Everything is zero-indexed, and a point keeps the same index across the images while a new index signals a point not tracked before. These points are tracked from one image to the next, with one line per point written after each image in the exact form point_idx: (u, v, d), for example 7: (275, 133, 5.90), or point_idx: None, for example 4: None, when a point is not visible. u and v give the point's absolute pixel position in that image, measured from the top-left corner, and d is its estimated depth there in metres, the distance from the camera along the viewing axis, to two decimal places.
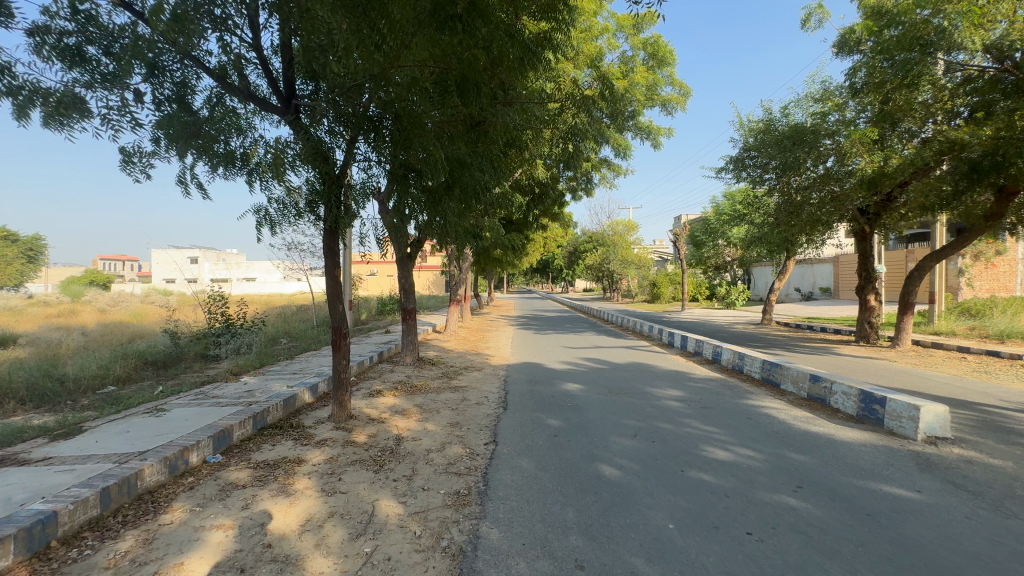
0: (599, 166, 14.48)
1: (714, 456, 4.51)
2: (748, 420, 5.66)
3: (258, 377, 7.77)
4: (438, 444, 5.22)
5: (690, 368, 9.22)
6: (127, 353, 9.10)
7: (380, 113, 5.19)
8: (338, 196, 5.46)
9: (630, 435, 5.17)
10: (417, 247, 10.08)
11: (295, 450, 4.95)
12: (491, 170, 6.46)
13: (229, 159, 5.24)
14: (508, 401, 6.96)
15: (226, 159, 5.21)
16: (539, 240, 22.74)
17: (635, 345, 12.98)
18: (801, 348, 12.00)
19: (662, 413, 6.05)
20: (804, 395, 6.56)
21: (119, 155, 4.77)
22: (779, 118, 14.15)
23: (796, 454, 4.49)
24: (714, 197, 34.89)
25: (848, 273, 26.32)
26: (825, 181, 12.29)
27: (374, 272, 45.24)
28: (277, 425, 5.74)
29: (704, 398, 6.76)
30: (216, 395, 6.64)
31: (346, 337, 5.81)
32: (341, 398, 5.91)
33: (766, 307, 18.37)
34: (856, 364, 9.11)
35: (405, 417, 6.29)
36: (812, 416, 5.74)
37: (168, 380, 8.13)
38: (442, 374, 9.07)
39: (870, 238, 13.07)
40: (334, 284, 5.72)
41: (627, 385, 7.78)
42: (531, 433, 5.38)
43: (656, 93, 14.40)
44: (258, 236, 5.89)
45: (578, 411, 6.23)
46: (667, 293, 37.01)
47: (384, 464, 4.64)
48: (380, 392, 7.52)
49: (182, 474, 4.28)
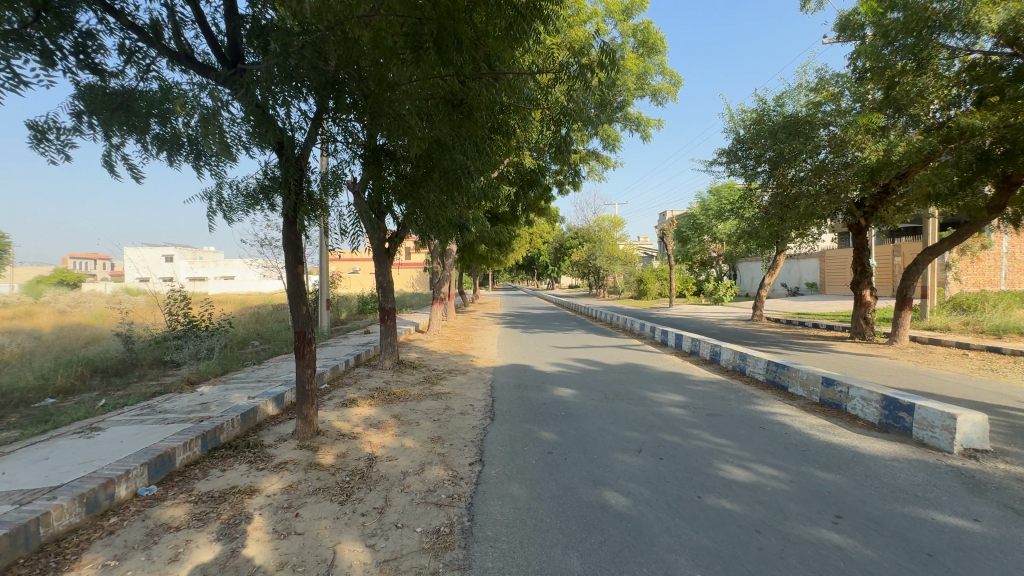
0: (587, 158, 13.98)
1: (732, 477, 3.94)
2: (761, 430, 5.12)
3: (218, 386, 7.00)
4: (416, 465, 4.55)
5: (688, 369, 8.71)
6: (73, 360, 8.21)
7: (346, 78, 4.41)
8: (298, 181, 4.76)
9: (634, 452, 4.58)
10: (396, 243, 9.35)
11: (247, 478, 4.23)
12: (475, 154, 5.91)
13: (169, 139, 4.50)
14: (495, 410, 6.33)
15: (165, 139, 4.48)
16: (525, 236, 22.17)
17: (627, 343, 12.47)
18: (799, 346, 11.59)
19: (665, 423, 5.48)
20: (815, 399, 6.08)
21: (29, 131, 4.01)
22: (773, 108, 13.77)
23: (825, 474, 3.95)
24: (700, 194, 34.85)
25: (835, 269, 26.34)
26: (819, 174, 11.96)
27: (356, 270, 44.13)
28: (232, 444, 5.01)
29: (708, 404, 6.23)
30: (164, 409, 5.85)
31: (311, 342, 5.12)
32: (305, 412, 5.19)
33: (756, 303, 18.06)
34: (860, 363, 8.70)
35: (380, 431, 5.60)
36: (830, 424, 5.23)
37: (116, 390, 7.30)
38: (424, 379, 8.39)
39: (867, 230, 12.84)
40: (296, 282, 5.01)
41: (624, 389, 7.22)
42: (523, 450, 4.74)
43: (646, 82, 13.89)
44: (209, 226, 5.17)
45: (573, 421, 5.64)
46: (654, 289, 36.75)
47: (352, 492, 3.97)
48: (353, 401, 6.82)
49: (104, 513, 3.55)
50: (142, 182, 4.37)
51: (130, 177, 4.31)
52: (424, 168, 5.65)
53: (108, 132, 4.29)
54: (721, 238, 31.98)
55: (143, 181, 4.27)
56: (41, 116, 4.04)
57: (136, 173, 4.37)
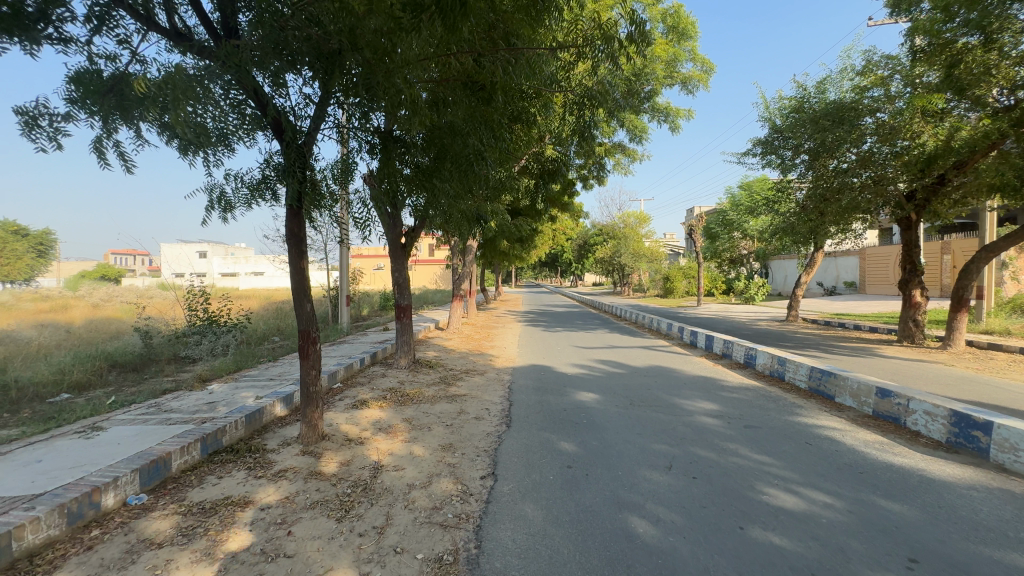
0: (613, 151, 13.46)
1: (779, 504, 3.44)
2: (809, 446, 4.57)
3: (229, 384, 6.83)
4: (423, 477, 4.19)
5: (721, 373, 8.11)
6: (92, 354, 8.20)
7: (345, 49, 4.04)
8: (301, 168, 4.45)
9: (663, 469, 4.11)
10: (413, 238, 9.05)
11: (243, 487, 3.96)
12: (492, 138, 5.58)
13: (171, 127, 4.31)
14: (512, 415, 5.93)
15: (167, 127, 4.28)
16: (548, 232, 21.70)
17: (653, 344, 11.90)
18: (842, 350, 10.78)
19: (698, 435, 4.97)
20: (868, 412, 5.46)
21: (18, 116, 3.81)
22: (813, 94, 12.93)
23: (890, 503, 3.40)
24: (730, 189, 33.72)
25: (876, 267, 24.96)
26: (863, 165, 11.19)
27: (380, 267, 44.45)
28: (233, 448, 4.77)
29: (745, 414, 5.68)
30: (170, 407, 5.66)
31: (315, 342, 4.83)
32: (310, 415, 4.91)
33: (791, 303, 17.11)
34: (914, 369, 7.94)
35: (389, 436, 5.27)
36: (888, 441, 4.64)
37: (130, 387, 7.22)
38: (440, 380, 8.07)
39: (917, 226, 11.87)
40: (300, 276, 4.71)
41: (651, 395, 6.71)
42: (540, 463, 4.33)
43: (676, 70, 13.21)
44: (211, 221, 4.94)
45: (595, 430, 5.19)
46: (681, 287, 35.73)
47: (352, 508, 3.64)
48: (364, 402, 6.53)
49: (86, 525, 3.31)
50: (135, 173, 4.13)
51: (121, 167, 4.06)
52: (435, 156, 5.42)
53: (102, 119, 4.10)
54: (752, 233, 30.78)
55: (136, 170, 4.02)
56: (30, 101, 3.84)
57: (127, 161, 4.12)
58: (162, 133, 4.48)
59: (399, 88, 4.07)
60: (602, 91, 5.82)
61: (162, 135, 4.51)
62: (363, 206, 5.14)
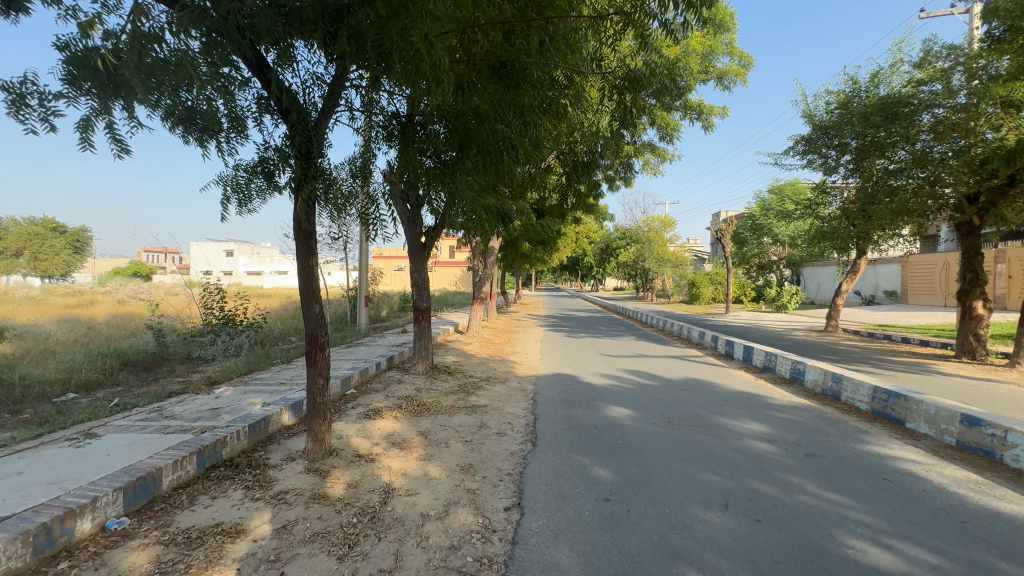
0: (643, 151, 12.88)
1: (870, 563, 2.81)
2: (889, 484, 3.89)
3: (237, 389, 6.47)
4: (439, 505, 3.68)
5: (765, 389, 7.41)
6: (104, 352, 7.96)
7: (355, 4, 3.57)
8: (310, 149, 3.99)
9: (717, 507, 3.50)
10: (433, 238, 8.59)
11: (237, 511, 3.50)
12: (521, 125, 5.09)
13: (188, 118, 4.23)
14: (537, 432, 5.39)
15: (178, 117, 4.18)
16: (571, 235, 21.16)
17: (685, 354, 11.20)
18: (894, 365, 9.91)
19: (753, 464, 4.34)
20: (950, 442, 4.72)
21: (6, 95, 3.46)
22: (861, 90, 12.12)
23: (1014, 568, 2.74)
24: (760, 193, 32.72)
25: (917, 275, 23.67)
26: (920, 164, 10.41)
27: (400, 268, 44.51)
28: (233, 462, 4.34)
29: (802, 439, 5.01)
30: (172, 413, 5.28)
31: (323, 347, 4.37)
32: (316, 429, 4.44)
33: (830, 312, 16.10)
34: (987, 390, 7.11)
35: (403, 453, 4.79)
36: (985, 480, 3.93)
37: (138, 387, 6.95)
38: (459, 388, 7.58)
39: (981, 232, 10.90)
40: (309, 275, 4.28)
41: (691, 412, 6.08)
42: (573, 495, 3.77)
43: (712, 64, 12.49)
44: (221, 216, 4.55)
45: (633, 454, 4.61)
46: (707, 294, 34.56)
47: (356, 542, 3.14)
48: (378, 412, 6.06)
49: (55, 555, 2.90)
50: (128, 158, 3.58)
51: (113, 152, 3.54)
52: (459, 146, 4.99)
53: (97, 100, 3.63)
54: (782, 239, 29.70)
55: (126, 155, 3.48)
56: (18, 78, 3.49)
57: (120, 145, 3.59)
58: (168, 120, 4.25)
59: (415, 46, 3.53)
60: (649, 72, 5.29)
61: (167, 122, 4.26)
62: (376, 205, 4.69)
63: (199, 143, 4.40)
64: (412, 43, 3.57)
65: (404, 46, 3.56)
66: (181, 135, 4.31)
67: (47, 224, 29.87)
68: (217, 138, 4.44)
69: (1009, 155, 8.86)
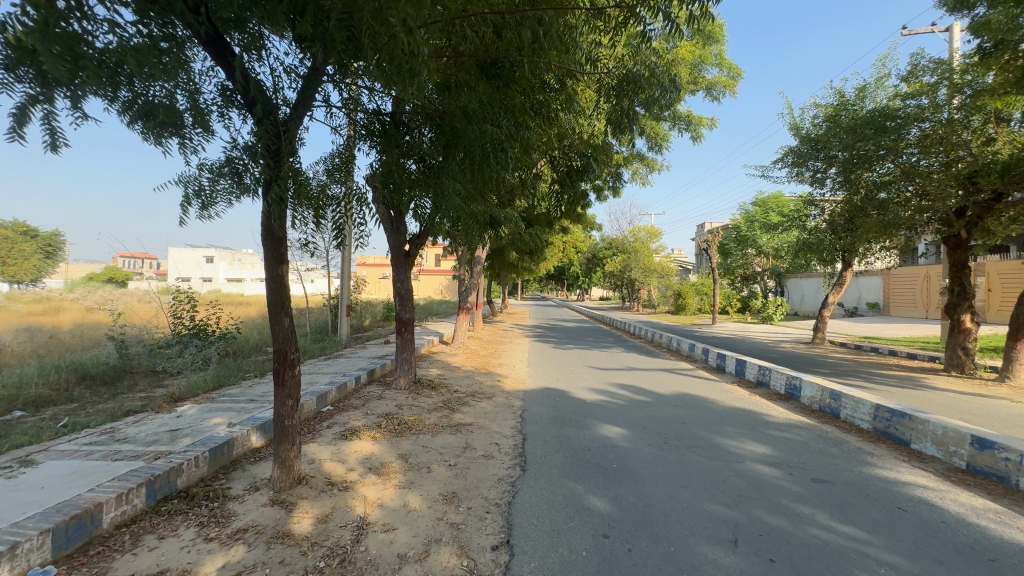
0: (631, 161, 12.75)
1: None
2: (906, 515, 3.61)
3: (203, 407, 5.99)
4: (419, 544, 3.30)
5: (761, 405, 7.16)
6: (60, 365, 7.37)
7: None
8: (282, 147, 3.63)
9: (726, 545, 3.19)
10: (418, 246, 8.24)
11: (187, 555, 3.07)
12: (512, 126, 4.84)
13: (148, 112, 3.90)
14: (526, 455, 5.03)
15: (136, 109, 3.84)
16: (558, 245, 20.95)
17: (675, 367, 10.96)
18: (886, 379, 9.78)
19: (758, 491, 4.04)
20: (960, 466, 4.50)
21: None
22: (848, 103, 12.19)
23: None
24: (744, 205, 33.11)
25: (899, 288, 23.99)
26: (907, 177, 10.40)
27: (385, 276, 43.83)
28: (189, 493, 3.89)
29: (806, 462, 4.75)
30: (124, 436, 4.79)
31: (293, 365, 3.97)
32: (283, 455, 4.01)
33: (817, 324, 16.05)
34: (984, 407, 6.98)
35: (380, 479, 4.39)
36: (1004, 509, 3.69)
37: (94, 404, 6.39)
38: (443, 404, 7.19)
39: (968, 246, 10.87)
40: (278, 286, 3.88)
41: (687, 431, 5.78)
42: (568, 531, 3.42)
43: (701, 75, 12.45)
44: (182, 220, 4.16)
45: (629, 480, 4.28)
46: (693, 304, 34.61)
47: None
48: (355, 433, 5.63)
49: None
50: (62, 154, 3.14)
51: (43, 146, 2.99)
52: (445, 148, 4.73)
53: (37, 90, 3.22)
54: (766, 251, 29.98)
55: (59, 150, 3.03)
56: None
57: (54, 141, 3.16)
58: (125, 113, 3.86)
59: (393, 27, 3.11)
60: (647, 74, 5.04)
61: (124, 116, 3.87)
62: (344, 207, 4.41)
63: (161, 142, 4.07)
64: (387, 27, 3.13)
65: (380, 33, 3.14)
66: (142, 133, 3.96)
67: (18, 227, 28.64)
68: (183, 136, 4.09)
69: (1004, 169, 8.90)
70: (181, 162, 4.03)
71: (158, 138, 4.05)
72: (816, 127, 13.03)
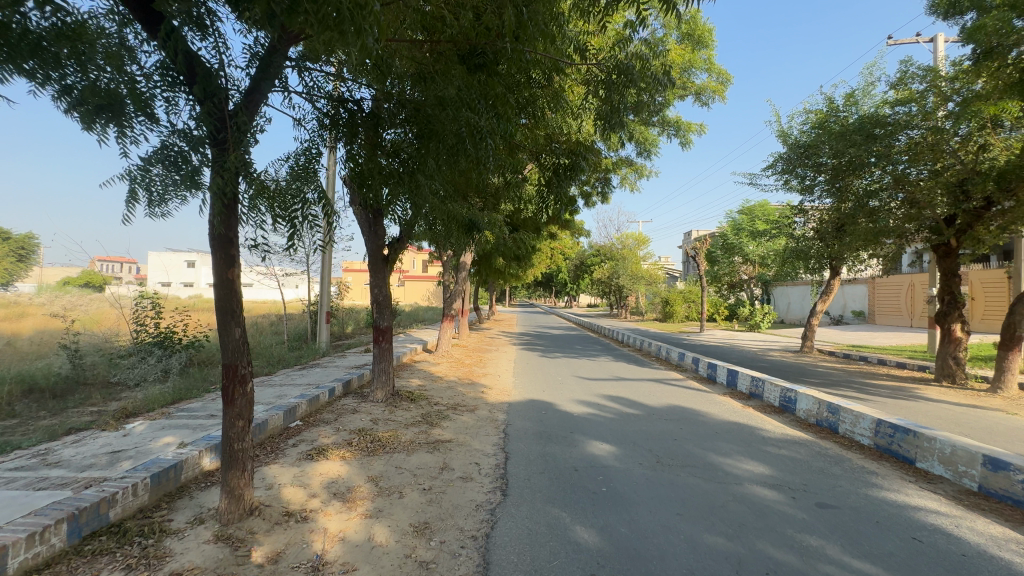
0: (620, 166, 12.51)
1: None
2: (925, 548, 3.27)
3: (156, 424, 5.48)
4: None
5: (755, 419, 6.85)
6: (3, 378, 6.77)
7: None
8: (229, 129, 3.19)
9: None
10: (397, 250, 7.83)
11: None
12: (494, 118, 4.50)
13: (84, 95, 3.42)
14: (508, 477, 4.62)
15: (69, 90, 3.37)
16: (546, 251, 20.62)
17: (665, 377, 10.64)
18: (879, 389, 9.57)
19: (760, 519, 3.69)
20: (973, 488, 4.20)
21: None
22: (837, 110, 12.10)
23: None
24: (730, 213, 33.25)
25: (884, 296, 24.14)
26: (897, 185, 10.30)
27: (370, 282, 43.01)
28: (121, 529, 3.40)
29: (809, 483, 4.42)
30: (56, 460, 4.26)
31: (244, 381, 3.53)
32: (232, 483, 3.54)
33: (806, 332, 15.90)
34: (983, 420, 6.75)
35: (345, 507, 3.94)
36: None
37: (34, 421, 5.82)
38: (421, 418, 6.75)
39: (957, 254, 10.75)
40: (226, 294, 3.43)
41: (681, 449, 5.42)
42: (552, 571, 3.01)
43: (690, 80, 12.29)
44: (126, 219, 3.67)
45: (620, 508, 3.88)
46: (681, 312, 34.47)
47: None
48: (321, 453, 5.15)
49: None
50: None
51: None
52: (420, 138, 4.36)
53: None
54: (753, 258, 30.05)
55: None
56: None
57: None
58: (58, 95, 3.39)
59: None
60: (639, 64, 4.70)
61: (58, 99, 3.41)
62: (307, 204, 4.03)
63: (101, 129, 3.55)
64: None
65: None
66: (78, 118, 3.47)
67: None
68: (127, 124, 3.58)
69: (997, 176, 8.80)
70: (120, 153, 3.52)
71: (96, 125, 3.53)
72: (804, 135, 12.95)
